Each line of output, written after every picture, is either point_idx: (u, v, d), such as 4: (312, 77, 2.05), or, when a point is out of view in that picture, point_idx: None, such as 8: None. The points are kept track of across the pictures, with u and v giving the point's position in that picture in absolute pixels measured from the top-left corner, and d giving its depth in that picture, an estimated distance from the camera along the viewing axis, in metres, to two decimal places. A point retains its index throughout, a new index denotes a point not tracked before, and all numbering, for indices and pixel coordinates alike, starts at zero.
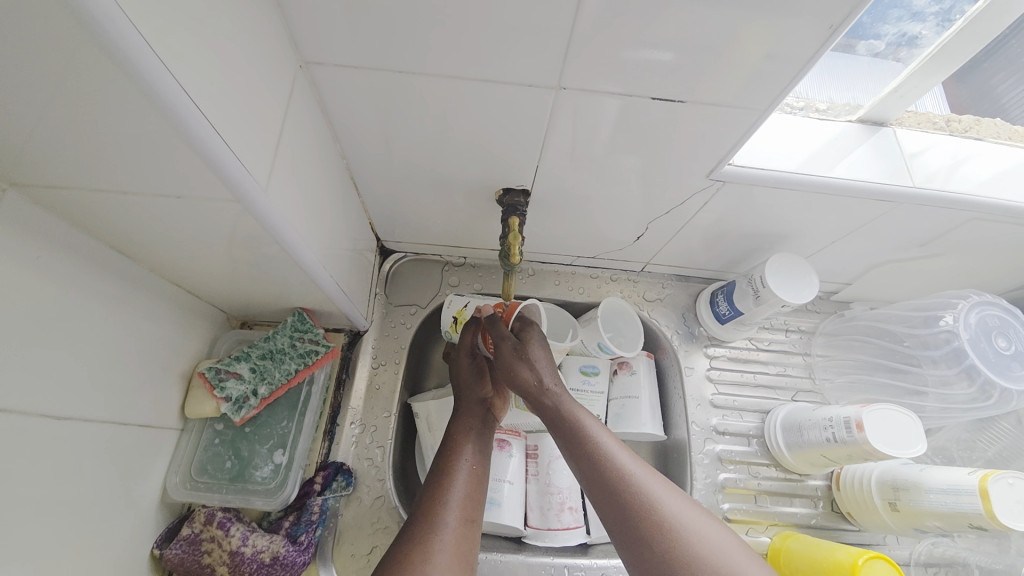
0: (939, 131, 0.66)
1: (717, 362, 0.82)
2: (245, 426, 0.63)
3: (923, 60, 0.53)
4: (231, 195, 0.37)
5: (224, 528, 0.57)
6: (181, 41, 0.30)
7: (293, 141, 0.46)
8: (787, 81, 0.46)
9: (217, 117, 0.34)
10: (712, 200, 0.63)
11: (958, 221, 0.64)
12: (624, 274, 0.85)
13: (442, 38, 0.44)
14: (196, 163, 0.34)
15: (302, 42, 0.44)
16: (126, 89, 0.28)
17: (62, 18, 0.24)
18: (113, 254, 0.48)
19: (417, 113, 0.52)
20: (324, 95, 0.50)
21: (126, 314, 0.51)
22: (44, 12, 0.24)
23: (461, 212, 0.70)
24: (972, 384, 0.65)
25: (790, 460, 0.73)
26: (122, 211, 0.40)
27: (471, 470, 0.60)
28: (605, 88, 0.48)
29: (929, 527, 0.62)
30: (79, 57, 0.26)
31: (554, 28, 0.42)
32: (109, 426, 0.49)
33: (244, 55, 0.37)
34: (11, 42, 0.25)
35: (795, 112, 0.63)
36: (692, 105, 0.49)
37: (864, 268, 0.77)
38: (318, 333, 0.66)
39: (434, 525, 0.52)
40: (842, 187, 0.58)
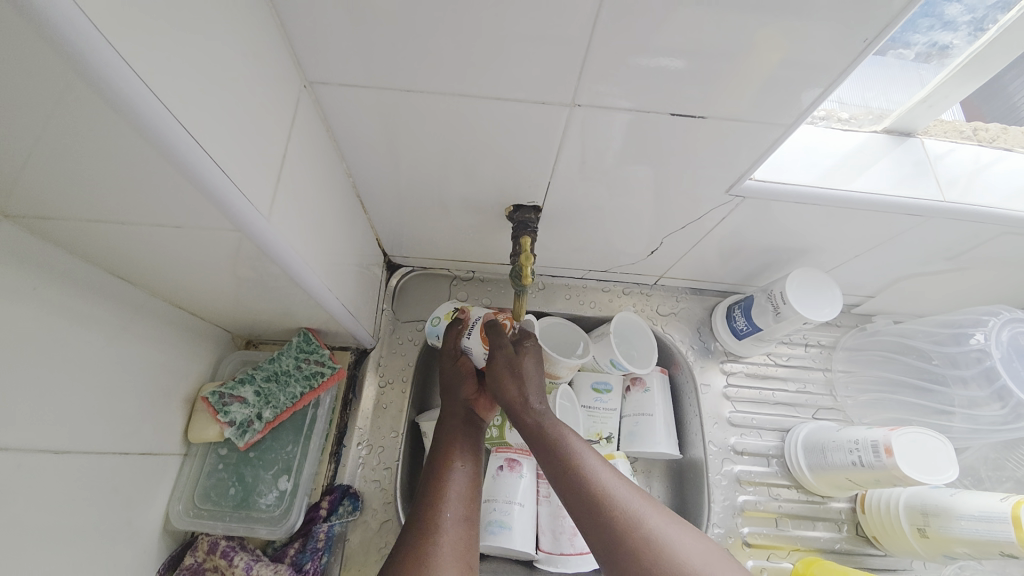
0: (965, 141, 0.63)
1: (734, 379, 0.79)
2: (250, 450, 0.62)
3: (953, 69, 0.50)
4: (230, 224, 0.36)
5: (228, 558, 0.56)
6: (178, 68, 0.29)
7: (297, 163, 0.44)
8: (815, 93, 0.44)
9: (215, 144, 0.32)
10: (730, 214, 0.61)
11: (989, 235, 0.61)
12: (637, 288, 0.83)
13: (450, 55, 0.42)
14: (193, 193, 0.32)
15: (306, 62, 0.43)
16: (116, 122, 0.26)
17: (46, 52, 0.22)
18: (113, 280, 0.46)
19: (425, 131, 0.50)
20: (329, 113, 0.49)
21: (127, 340, 0.49)
22: (26, 45, 0.22)
23: (469, 228, 0.68)
24: (1004, 406, 0.62)
25: (812, 482, 0.70)
26: (120, 239, 0.39)
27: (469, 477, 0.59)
28: (620, 104, 0.46)
29: (959, 554, 0.60)
30: (66, 90, 0.24)
31: (568, 44, 0.40)
32: (110, 457, 0.48)
33: (246, 78, 0.36)
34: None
35: (817, 122, 0.60)
36: (713, 120, 0.48)
37: (887, 281, 0.74)
38: (323, 354, 0.65)
39: (432, 537, 0.52)
40: (867, 201, 0.56)
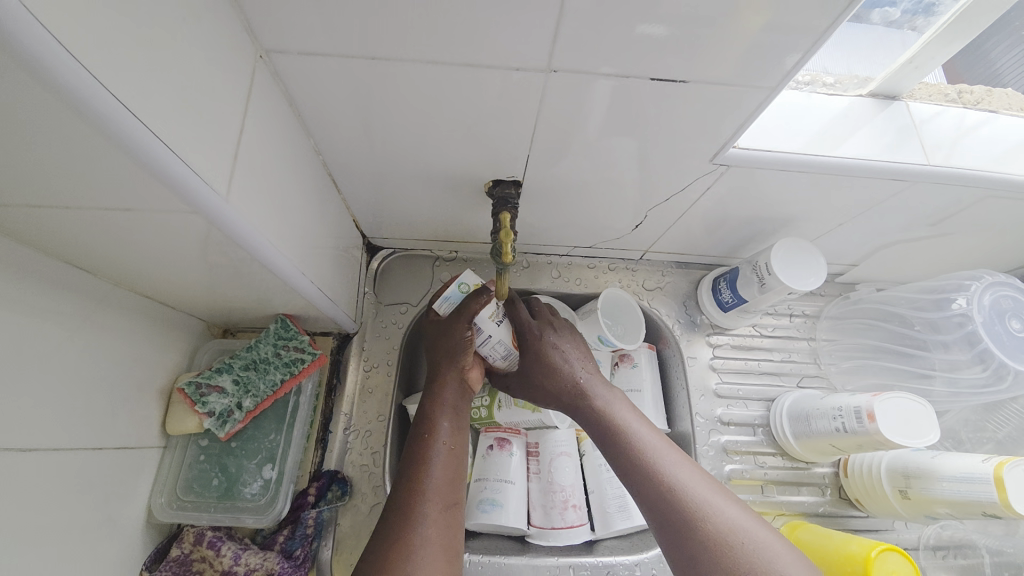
0: (950, 104, 0.61)
1: (720, 351, 0.79)
2: (232, 441, 0.61)
3: (938, 28, 0.49)
4: (187, 206, 0.33)
5: (215, 548, 0.55)
6: (110, 35, 0.26)
7: (257, 141, 0.42)
8: (797, 56, 0.43)
9: (163, 121, 0.30)
10: (715, 184, 0.60)
11: (972, 200, 0.61)
12: (622, 263, 0.82)
13: (416, 21, 0.39)
14: (141, 174, 0.30)
15: (260, 30, 0.40)
16: (46, 99, 0.24)
17: None
18: (71, 271, 0.44)
19: (394, 103, 0.48)
20: (291, 87, 0.46)
21: (91, 333, 0.47)
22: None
23: (449, 206, 0.66)
24: (985, 368, 0.64)
25: (797, 449, 0.72)
26: (69, 226, 0.37)
27: (446, 449, 0.57)
28: (598, 69, 0.44)
29: (940, 514, 0.61)
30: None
31: (541, 6, 0.38)
32: (83, 453, 0.47)
33: (193, 48, 0.33)
34: None
35: (801, 88, 0.58)
36: (696, 85, 0.46)
37: (871, 249, 0.74)
38: (303, 340, 0.63)
39: (413, 519, 0.50)
40: (852, 167, 0.55)
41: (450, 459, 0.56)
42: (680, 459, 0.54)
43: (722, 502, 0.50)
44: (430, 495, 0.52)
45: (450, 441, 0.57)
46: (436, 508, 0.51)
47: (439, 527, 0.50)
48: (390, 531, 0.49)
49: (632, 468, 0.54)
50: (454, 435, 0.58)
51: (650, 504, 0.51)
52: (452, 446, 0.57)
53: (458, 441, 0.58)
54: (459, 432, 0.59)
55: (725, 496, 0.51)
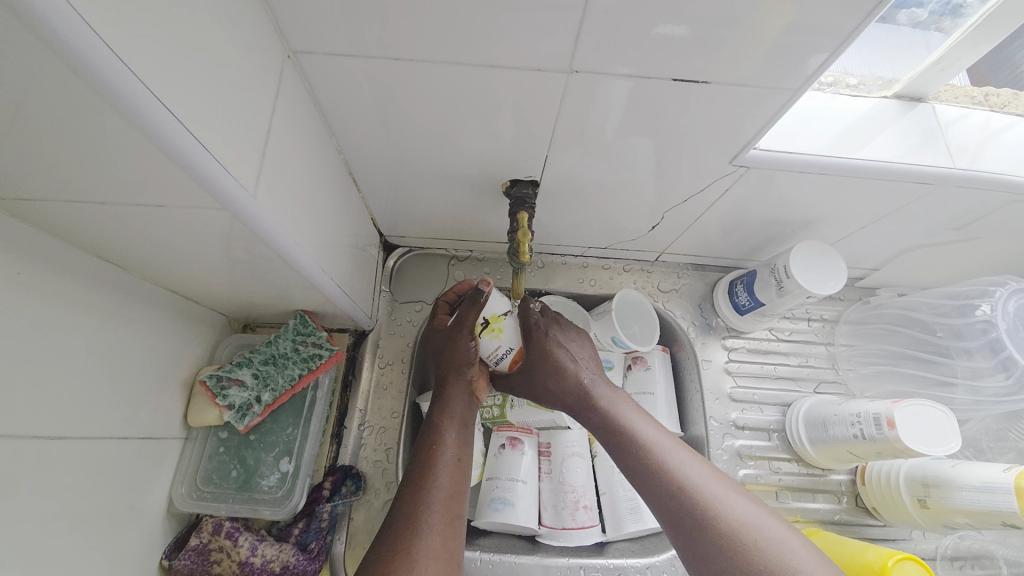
0: (977, 106, 0.60)
1: (736, 355, 0.79)
2: (250, 434, 0.62)
3: (965, 30, 0.48)
4: (215, 203, 0.34)
5: (233, 538, 0.56)
6: (150, 37, 0.27)
7: (283, 139, 0.42)
8: (821, 57, 0.42)
9: (194, 118, 0.31)
10: (733, 187, 0.59)
11: (997, 205, 0.59)
12: (638, 264, 0.82)
13: (439, 22, 0.40)
14: (173, 171, 0.31)
15: (288, 30, 0.41)
16: (84, 93, 0.24)
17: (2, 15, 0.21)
18: (101, 264, 0.45)
19: (415, 104, 0.48)
20: (315, 86, 0.47)
21: (119, 325, 0.48)
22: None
23: (465, 205, 0.66)
24: (1009, 376, 0.62)
25: (812, 455, 0.71)
26: (103, 221, 0.38)
27: (452, 460, 0.56)
28: (619, 70, 0.44)
29: (959, 525, 0.60)
30: (24, 55, 0.22)
31: (564, 8, 0.38)
32: (108, 442, 0.48)
33: (225, 49, 0.34)
34: None
35: (823, 89, 0.58)
36: (718, 86, 0.46)
37: (892, 253, 0.73)
38: (320, 336, 0.64)
39: (417, 533, 0.50)
40: (874, 170, 0.54)
41: (454, 473, 0.56)
42: (689, 458, 0.53)
43: (732, 499, 0.49)
44: (434, 506, 0.52)
45: (455, 452, 0.57)
46: (440, 519, 0.51)
47: (443, 538, 0.50)
48: (391, 540, 0.49)
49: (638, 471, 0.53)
50: (460, 447, 0.58)
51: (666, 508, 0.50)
52: (459, 458, 0.57)
53: (464, 454, 0.58)
54: (465, 444, 0.59)
55: (737, 492, 0.49)
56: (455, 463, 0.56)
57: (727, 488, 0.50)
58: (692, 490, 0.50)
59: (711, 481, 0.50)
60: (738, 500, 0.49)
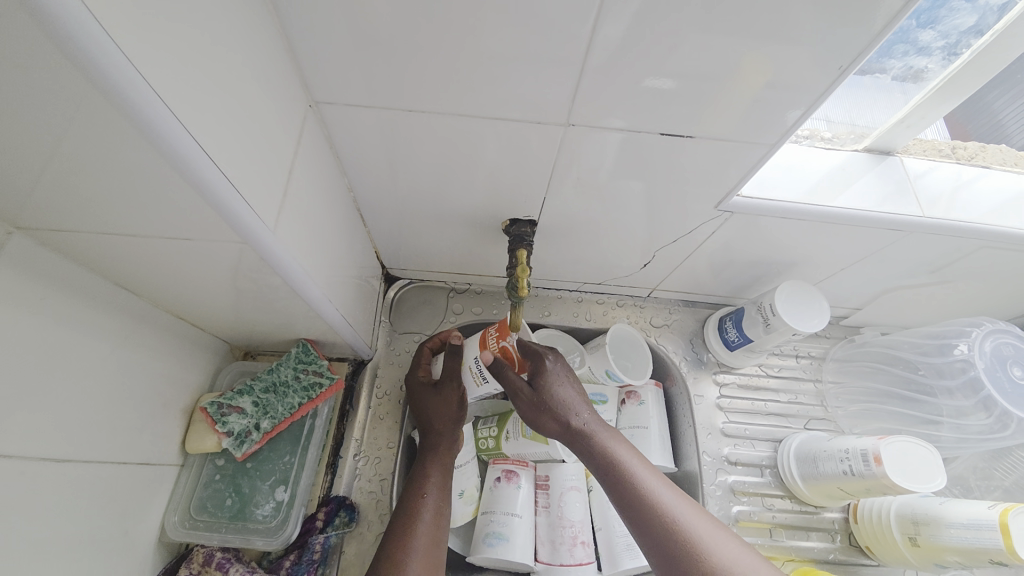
0: (945, 159, 0.65)
1: (727, 390, 0.80)
2: (247, 461, 0.62)
3: (930, 91, 0.53)
4: (238, 238, 0.37)
5: (223, 569, 0.56)
6: (193, 92, 0.30)
7: (301, 179, 0.46)
8: (798, 112, 0.46)
9: (224, 161, 0.34)
10: (720, 229, 0.63)
11: (967, 250, 0.63)
12: (631, 300, 0.85)
13: (448, 76, 0.44)
14: (203, 208, 0.33)
15: (311, 82, 0.45)
16: (132, 136, 0.27)
17: (74, 76, 0.24)
18: (116, 291, 0.47)
19: (423, 149, 0.52)
20: (332, 131, 0.50)
21: (128, 351, 0.50)
22: (52, 69, 0.24)
23: (466, 240, 0.69)
24: (990, 415, 0.64)
25: (804, 492, 0.71)
26: (127, 251, 0.40)
27: (435, 506, 0.59)
28: (612, 122, 0.48)
29: (949, 563, 0.60)
30: (81, 101, 0.25)
31: (562, 68, 0.43)
32: (107, 467, 0.48)
33: (256, 99, 0.37)
34: (30, 97, 0.25)
35: (801, 141, 0.62)
36: (702, 139, 0.50)
37: (874, 294, 0.76)
38: (322, 365, 0.65)
39: None
40: (850, 217, 0.58)
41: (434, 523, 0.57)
42: (680, 497, 0.55)
43: (720, 541, 0.50)
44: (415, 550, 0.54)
45: (437, 496, 0.60)
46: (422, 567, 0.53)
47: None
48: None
49: (636, 504, 0.54)
50: (441, 492, 0.61)
51: (656, 541, 0.51)
52: (440, 505, 0.59)
53: (445, 498, 0.60)
54: (444, 494, 0.61)
55: (724, 535, 0.51)
56: (437, 510, 0.59)
57: (714, 530, 0.52)
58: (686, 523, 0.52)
59: (701, 519, 0.53)
60: (726, 538, 0.51)
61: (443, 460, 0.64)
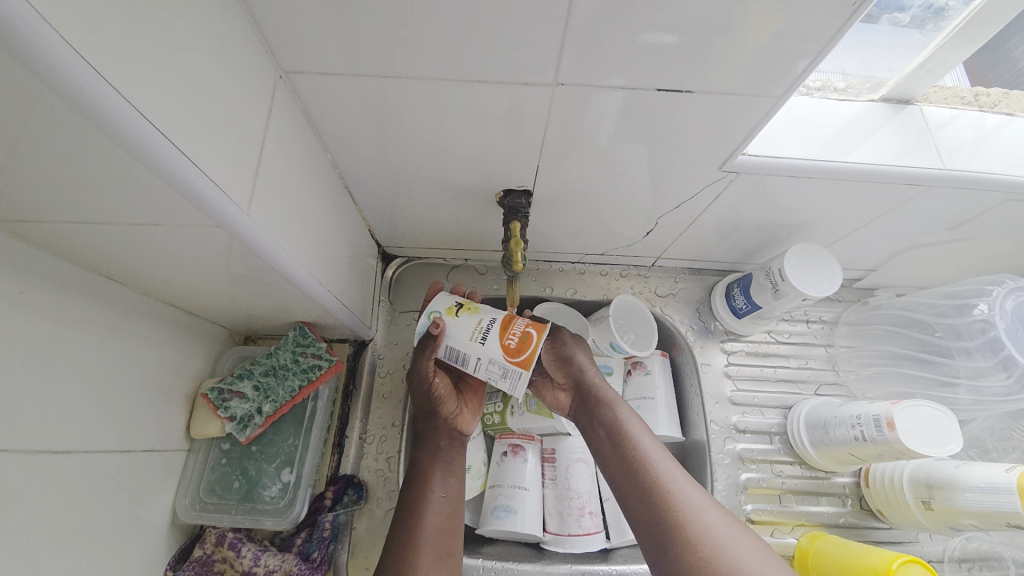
0: (967, 107, 0.61)
1: (735, 358, 0.79)
2: (252, 445, 0.63)
3: (949, 32, 0.48)
4: (209, 221, 0.35)
5: (235, 549, 0.57)
6: (142, 67, 0.28)
7: (277, 157, 0.44)
8: (805, 62, 0.43)
9: (184, 141, 0.31)
10: (724, 192, 0.60)
11: (991, 204, 0.59)
12: (635, 270, 0.82)
13: (426, 37, 0.41)
14: (168, 192, 0.31)
15: (279, 52, 0.42)
16: (75, 118, 0.25)
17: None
18: (101, 281, 0.46)
19: (407, 119, 0.49)
20: (307, 104, 0.48)
21: (120, 341, 0.49)
22: None
23: (461, 215, 0.67)
24: (1010, 376, 0.62)
25: (814, 458, 0.70)
26: (103, 240, 0.39)
27: (444, 500, 0.60)
28: (606, 81, 0.45)
29: (966, 526, 0.59)
30: (10, 82, 0.23)
31: (548, 21, 0.39)
32: (111, 456, 0.49)
33: (218, 70, 0.35)
34: None
35: (812, 93, 0.58)
36: (702, 94, 0.46)
37: (889, 254, 0.73)
38: (320, 347, 0.65)
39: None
40: (863, 173, 0.55)
41: (446, 518, 0.59)
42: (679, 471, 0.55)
43: (705, 509, 0.51)
44: (426, 547, 0.56)
45: (445, 489, 0.61)
46: (431, 561, 0.55)
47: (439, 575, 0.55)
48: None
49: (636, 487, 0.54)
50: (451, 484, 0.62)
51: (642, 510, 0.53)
52: (451, 495, 0.61)
53: (455, 490, 0.61)
54: (454, 481, 0.62)
55: (712, 505, 0.52)
56: (447, 501, 0.60)
57: (705, 502, 0.52)
58: (678, 502, 0.52)
59: (693, 491, 0.53)
60: (711, 507, 0.52)
61: (445, 453, 0.64)
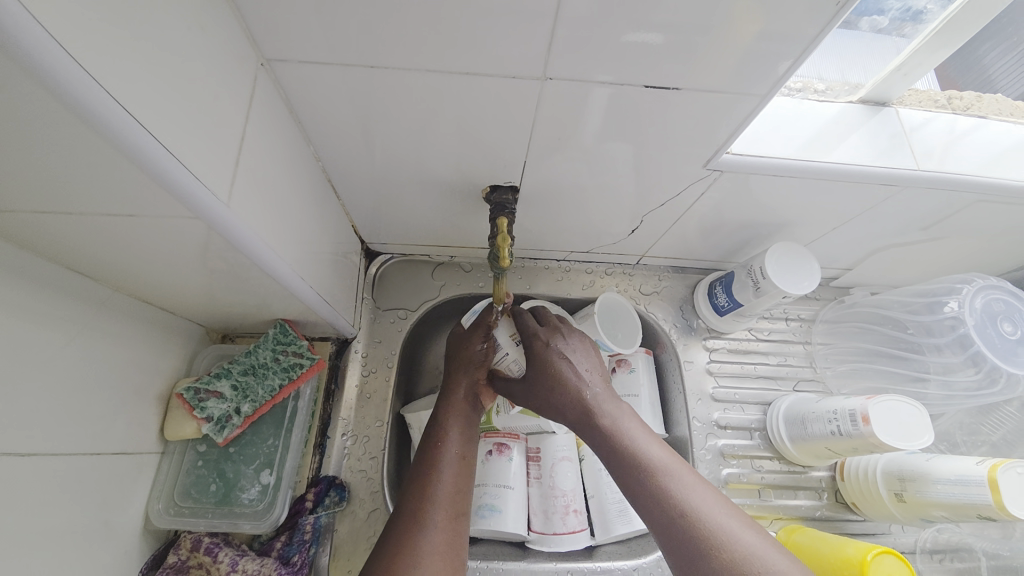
0: (940, 110, 0.63)
1: (717, 355, 0.80)
2: (229, 446, 0.61)
3: (926, 36, 0.50)
4: (188, 212, 0.34)
5: (212, 554, 0.55)
6: (117, 49, 0.27)
7: (259, 148, 0.42)
8: (788, 63, 0.44)
9: (162, 128, 0.30)
10: (708, 191, 0.61)
11: (961, 205, 0.62)
12: (620, 268, 0.83)
13: (414, 28, 0.40)
14: (144, 182, 0.30)
15: (262, 39, 0.41)
16: (45, 100, 0.24)
17: None
18: (69, 275, 0.44)
19: (393, 113, 0.49)
20: (290, 94, 0.46)
21: (90, 338, 0.47)
22: None
23: (446, 211, 0.66)
24: (979, 370, 0.65)
25: (793, 453, 0.72)
26: (71, 231, 0.37)
27: (456, 458, 0.58)
28: (594, 78, 0.45)
29: (936, 518, 0.61)
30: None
31: (538, 16, 0.39)
32: (79, 459, 0.46)
33: (197, 55, 0.34)
34: None
35: (793, 94, 0.60)
36: (688, 92, 0.47)
37: (865, 253, 0.75)
38: (302, 346, 0.63)
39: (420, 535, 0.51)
40: (842, 173, 0.56)
41: (457, 480, 0.57)
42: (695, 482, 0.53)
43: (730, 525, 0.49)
44: (438, 503, 0.54)
45: (460, 448, 0.59)
46: (443, 517, 0.53)
47: (447, 533, 0.52)
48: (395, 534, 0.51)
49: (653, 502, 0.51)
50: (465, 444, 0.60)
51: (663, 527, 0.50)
52: (464, 455, 0.59)
53: (469, 450, 0.60)
54: (469, 441, 0.60)
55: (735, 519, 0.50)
56: (459, 461, 0.58)
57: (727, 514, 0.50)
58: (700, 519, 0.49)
59: (713, 504, 0.50)
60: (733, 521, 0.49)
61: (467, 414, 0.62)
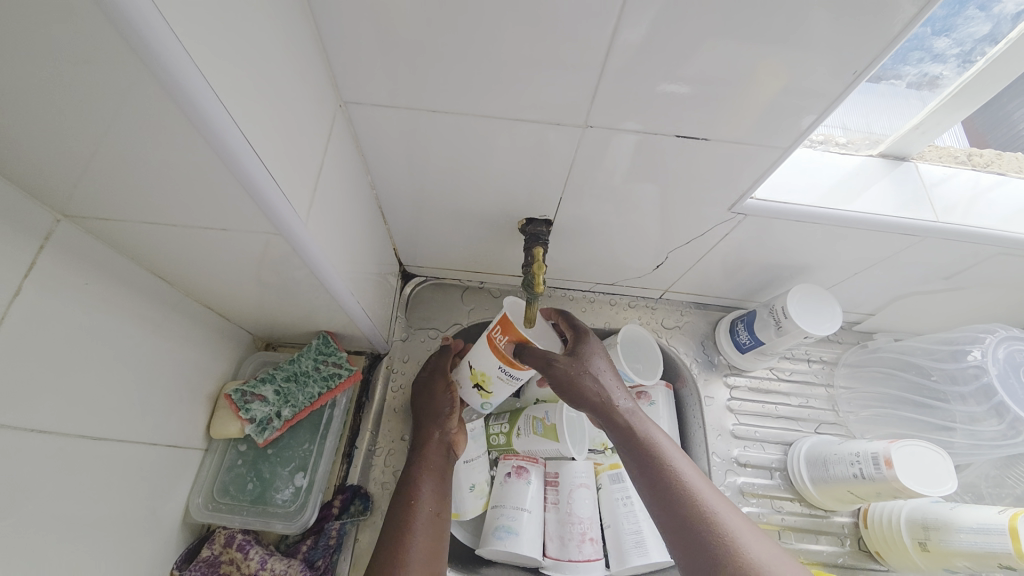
0: (961, 166, 0.65)
1: (738, 393, 0.81)
2: (268, 447, 0.65)
3: (944, 97, 0.53)
4: (271, 228, 0.39)
5: (243, 551, 0.58)
6: (242, 93, 0.32)
7: (329, 176, 0.48)
8: (813, 116, 0.47)
9: (265, 157, 0.36)
10: (734, 231, 0.64)
11: (983, 256, 0.63)
12: (643, 301, 0.86)
13: (472, 75, 0.45)
14: (244, 200, 0.35)
15: (341, 84, 0.47)
16: (190, 133, 0.29)
17: (150, 84, 0.26)
18: (151, 279, 0.49)
19: (445, 148, 0.54)
20: (359, 131, 0.52)
21: (161, 337, 0.52)
22: (130, 74, 0.25)
23: (483, 239, 0.71)
24: (1002, 421, 0.64)
25: (815, 496, 0.71)
26: (166, 241, 0.42)
27: (430, 514, 0.58)
28: (629, 126, 0.49)
29: (960, 568, 0.61)
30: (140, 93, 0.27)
31: (583, 71, 0.44)
32: (139, 446, 0.51)
33: (292, 97, 0.39)
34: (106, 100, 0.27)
35: (816, 146, 0.63)
36: (716, 142, 0.51)
37: (886, 300, 0.76)
38: (340, 357, 0.68)
39: None
40: (863, 221, 0.59)
41: (429, 531, 0.57)
42: (713, 489, 0.54)
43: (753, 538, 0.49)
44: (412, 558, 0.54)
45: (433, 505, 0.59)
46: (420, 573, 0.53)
47: None
48: None
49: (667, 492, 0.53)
50: (438, 502, 0.60)
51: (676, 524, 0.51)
52: (437, 510, 0.59)
53: (443, 505, 0.60)
54: (443, 493, 0.61)
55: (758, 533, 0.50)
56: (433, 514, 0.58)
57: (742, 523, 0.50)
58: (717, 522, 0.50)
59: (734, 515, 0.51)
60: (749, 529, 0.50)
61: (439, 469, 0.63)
